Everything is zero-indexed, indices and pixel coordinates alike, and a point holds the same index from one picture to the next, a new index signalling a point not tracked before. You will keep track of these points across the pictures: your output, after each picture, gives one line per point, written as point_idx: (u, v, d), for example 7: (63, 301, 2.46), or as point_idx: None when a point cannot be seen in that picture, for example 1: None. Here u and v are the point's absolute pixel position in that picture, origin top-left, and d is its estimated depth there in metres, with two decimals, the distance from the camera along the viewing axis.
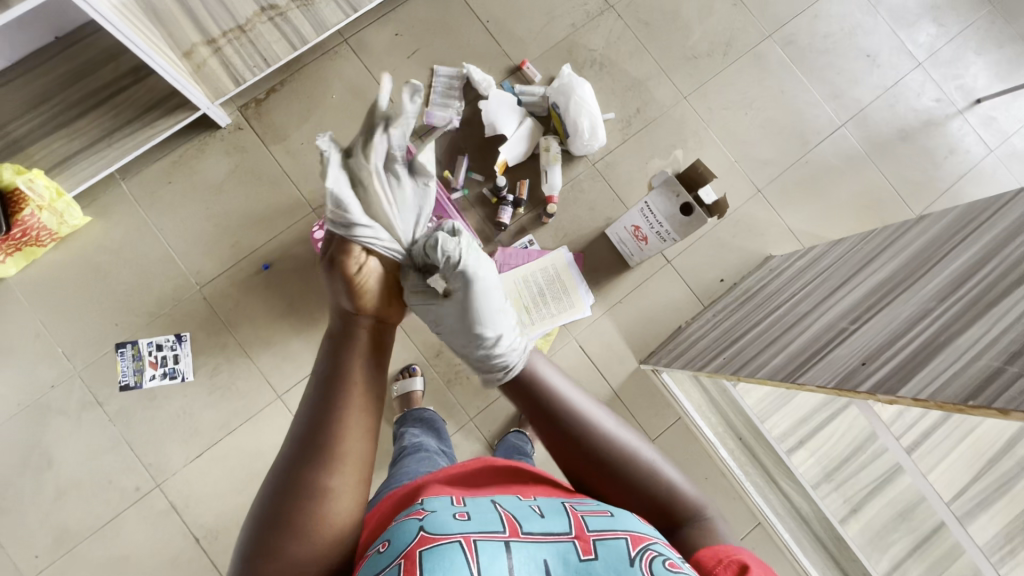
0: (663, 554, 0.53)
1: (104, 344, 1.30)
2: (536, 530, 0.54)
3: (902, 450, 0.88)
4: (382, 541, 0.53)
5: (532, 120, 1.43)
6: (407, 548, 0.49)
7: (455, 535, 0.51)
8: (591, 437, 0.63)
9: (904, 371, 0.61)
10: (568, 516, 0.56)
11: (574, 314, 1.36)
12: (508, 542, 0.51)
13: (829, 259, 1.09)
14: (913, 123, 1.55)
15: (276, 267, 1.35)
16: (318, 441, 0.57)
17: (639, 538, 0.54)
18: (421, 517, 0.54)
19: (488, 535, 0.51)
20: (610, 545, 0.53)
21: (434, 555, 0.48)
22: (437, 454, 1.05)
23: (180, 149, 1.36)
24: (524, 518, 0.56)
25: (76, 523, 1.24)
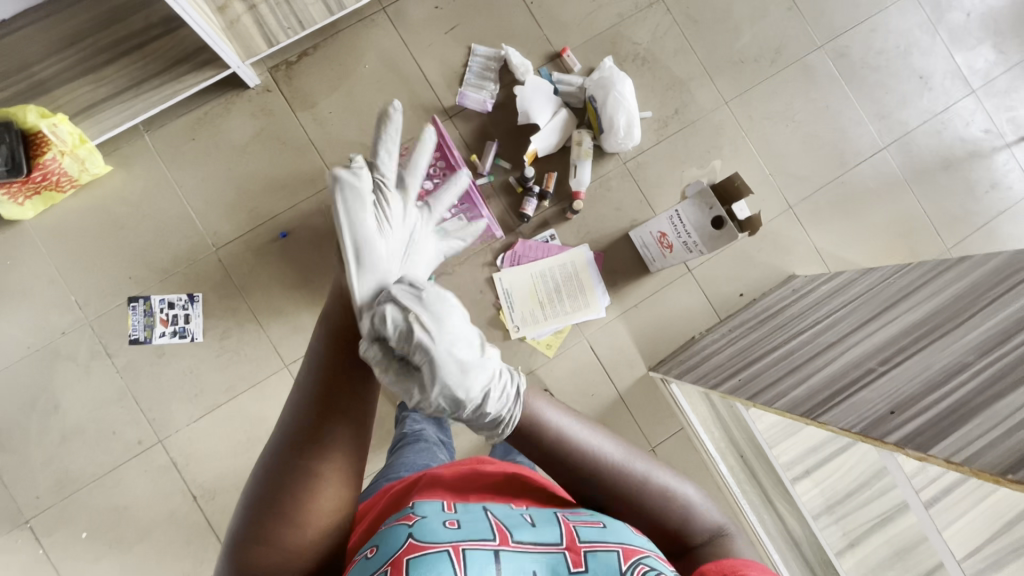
0: (654, 569, 0.52)
1: (117, 296, 1.30)
2: (527, 539, 0.52)
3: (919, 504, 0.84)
4: (370, 546, 0.52)
5: (566, 111, 1.38)
6: (394, 555, 0.49)
7: (444, 545, 0.50)
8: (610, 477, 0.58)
9: (943, 429, 0.59)
10: (560, 525, 0.55)
11: (588, 315, 1.38)
12: (497, 551, 0.50)
13: (859, 288, 1.06)
14: (957, 153, 1.50)
15: (293, 236, 1.33)
16: (308, 437, 0.55)
17: (631, 551, 0.53)
18: (410, 521, 0.53)
19: (478, 544, 0.51)
20: (601, 558, 0.51)
21: (420, 563, 0.48)
22: (437, 445, 1.05)
23: (206, 106, 1.33)
24: (515, 527, 0.54)
25: (78, 470, 1.26)
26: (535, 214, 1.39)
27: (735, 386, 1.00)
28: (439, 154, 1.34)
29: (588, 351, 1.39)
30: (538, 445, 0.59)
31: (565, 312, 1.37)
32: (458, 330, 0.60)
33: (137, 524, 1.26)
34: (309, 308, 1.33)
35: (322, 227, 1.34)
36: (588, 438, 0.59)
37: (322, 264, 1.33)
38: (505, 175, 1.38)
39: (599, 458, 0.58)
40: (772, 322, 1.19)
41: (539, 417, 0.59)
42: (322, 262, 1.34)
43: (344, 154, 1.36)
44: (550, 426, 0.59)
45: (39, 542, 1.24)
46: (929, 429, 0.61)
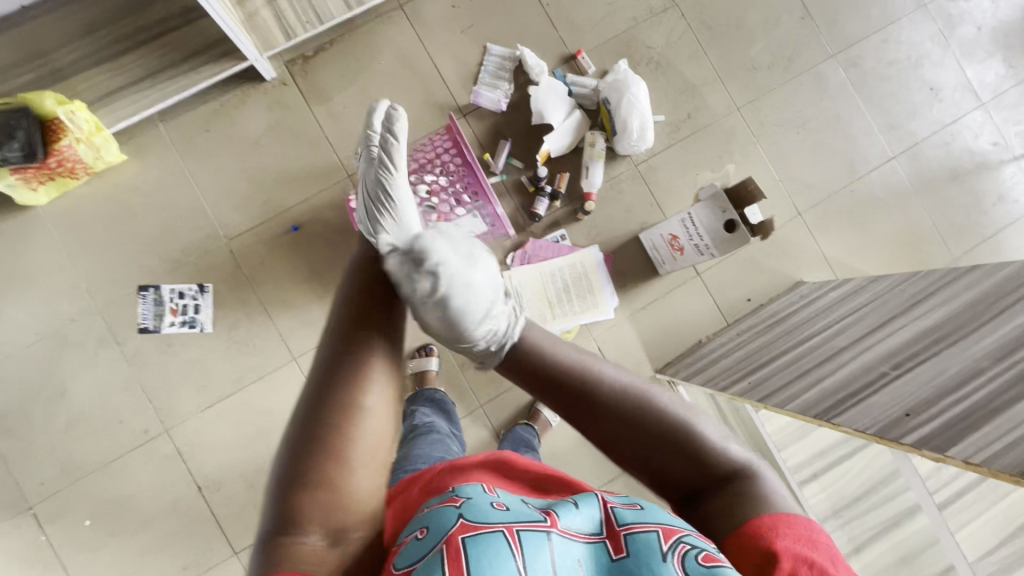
0: (697, 546, 0.51)
1: (128, 285, 1.30)
2: (573, 523, 0.53)
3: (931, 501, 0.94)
4: (420, 528, 0.52)
5: (580, 113, 1.39)
6: (450, 533, 0.49)
7: (498, 525, 0.50)
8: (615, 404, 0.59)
9: (957, 433, 0.60)
10: (601, 507, 0.55)
11: (596, 315, 1.37)
12: (550, 532, 0.50)
13: (868, 295, 1.07)
14: (965, 165, 1.51)
15: (305, 229, 1.34)
16: (329, 430, 0.54)
17: (671, 530, 0.53)
18: (458, 503, 0.53)
19: (531, 524, 0.51)
20: (643, 541, 0.51)
21: (476, 542, 0.48)
22: (449, 437, 1.06)
23: (222, 97, 1.34)
24: (562, 508, 0.54)
25: (82, 457, 1.26)
26: (546, 214, 1.39)
27: (744, 389, 1.00)
28: (453, 150, 1.31)
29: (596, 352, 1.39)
30: (542, 373, 0.61)
31: (574, 312, 1.36)
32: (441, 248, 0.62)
33: (140, 513, 1.25)
34: (320, 301, 1.33)
35: (334, 221, 1.35)
36: (590, 363, 0.61)
37: (334, 258, 1.34)
38: (518, 174, 1.39)
39: (599, 379, 0.60)
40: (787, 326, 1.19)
41: (540, 350, 0.63)
42: (333, 256, 1.34)
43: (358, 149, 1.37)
44: (546, 354, 0.62)
45: (42, 529, 1.23)
46: (943, 433, 0.61)
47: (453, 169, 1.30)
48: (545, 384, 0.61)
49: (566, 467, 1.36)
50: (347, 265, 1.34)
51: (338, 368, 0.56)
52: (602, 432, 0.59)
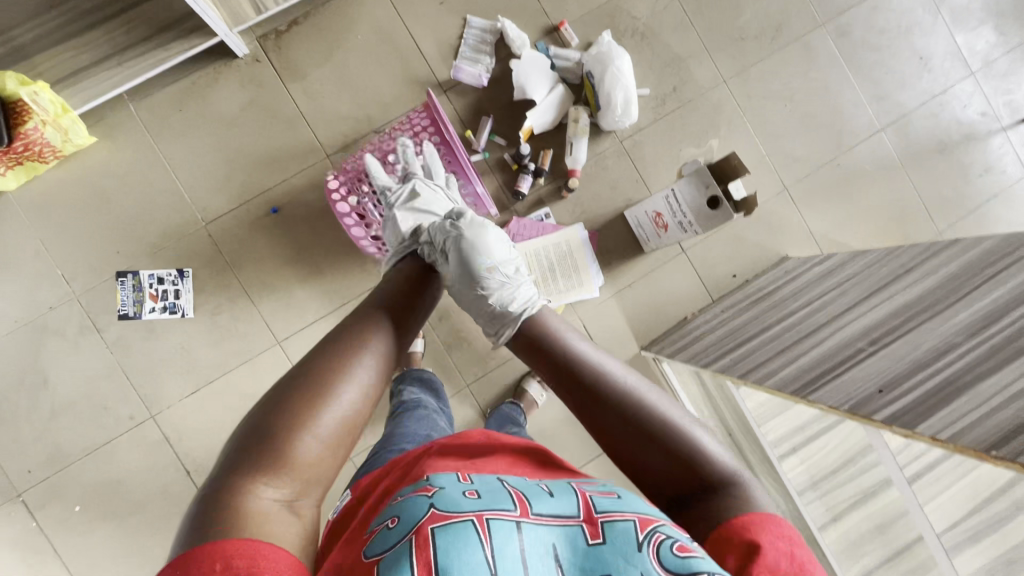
0: (672, 536, 0.52)
1: (105, 271, 1.27)
2: (546, 511, 0.53)
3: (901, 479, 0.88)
4: (391, 516, 0.53)
5: (563, 87, 1.36)
6: (419, 523, 0.50)
7: (468, 514, 0.50)
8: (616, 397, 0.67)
9: (926, 409, 0.61)
10: (576, 497, 0.56)
11: (581, 294, 1.37)
12: (519, 521, 0.51)
13: (851, 270, 1.07)
14: (953, 136, 1.50)
15: (284, 211, 1.31)
16: (303, 406, 0.64)
17: (647, 521, 0.53)
18: (430, 493, 0.54)
19: (501, 514, 0.51)
20: (618, 528, 0.52)
21: (445, 533, 0.48)
22: (435, 413, 1.07)
23: (194, 76, 1.30)
24: (535, 497, 0.55)
25: (69, 445, 1.26)
26: (530, 192, 1.38)
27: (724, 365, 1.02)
28: (431, 128, 1.29)
29: (581, 330, 1.39)
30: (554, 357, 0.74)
31: (559, 291, 1.35)
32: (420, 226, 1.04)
33: (130, 498, 1.26)
34: (302, 285, 1.31)
35: (314, 203, 1.32)
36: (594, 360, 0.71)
37: (315, 241, 1.32)
38: (500, 152, 1.36)
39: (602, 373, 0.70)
40: (768, 303, 1.18)
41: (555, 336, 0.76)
42: (315, 238, 1.32)
43: (337, 128, 1.34)
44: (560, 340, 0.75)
45: (32, 515, 1.24)
46: (916, 407, 0.62)
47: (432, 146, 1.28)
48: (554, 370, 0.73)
49: (553, 444, 1.38)
50: (329, 248, 1.32)
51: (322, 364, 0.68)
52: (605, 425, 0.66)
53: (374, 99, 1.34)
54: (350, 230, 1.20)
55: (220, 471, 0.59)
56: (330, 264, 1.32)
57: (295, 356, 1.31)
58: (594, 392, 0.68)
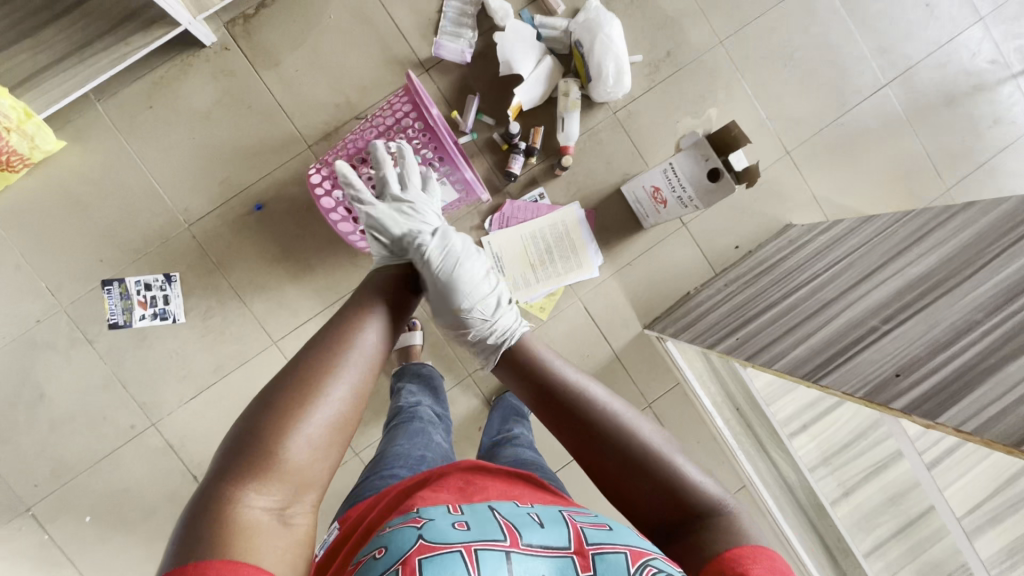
0: (663, 570, 0.54)
1: (90, 280, 1.24)
2: (536, 541, 0.54)
3: (921, 468, 0.86)
4: (377, 548, 0.54)
5: (552, 59, 1.29)
6: (406, 555, 0.51)
7: (456, 545, 0.52)
8: (608, 428, 0.68)
9: (949, 396, 0.58)
10: (567, 528, 0.57)
11: (580, 275, 1.35)
12: (508, 552, 0.52)
13: (858, 239, 1.03)
14: (960, 87, 1.43)
15: (269, 208, 1.27)
16: (297, 408, 0.61)
17: (639, 553, 0.55)
18: (418, 524, 0.55)
19: (489, 544, 0.52)
20: (608, 560, 0.53)
21: (434, 564, 0.49)
22: (433, 419, 1.06)
23: (161, 69, 1.23)
24: (524, 527, 0.56)
25: (73, 457, 1.25)
26: (522, 172, 1.32)
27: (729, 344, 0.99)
28: (415, 114, 1.15)
29: (583, 312, 1.36)
30: (539, 386, 0.74)
31: (558, 274, 1.33)
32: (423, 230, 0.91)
33: (139, 505, 1.26)
34: (294, 283, 1.28)
35: (299, 197, 1.27)
36: (585, 388, 0.72)
37: (303, 237, 1.28)
38: (489, 132, 1.31)
39: (592, 400, 0.71)
40: (771, 277, 1.14)
41: (546, 364, 0.76)
42: (303, 234, 1.28)
43: (317, 116, 1.27)
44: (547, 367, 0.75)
45: (43, 528, 1.24)
46: (937, 394, 0.60)
47: (418, 135, 1.16)
48: (546, 400, 0.73)
49: None
50: (318, 243, 1.28)
51: (312, 364, 0.65)
52: (597, 455, 0.68)
53: (352, 83, 1.27)
54: (339, 226, 1.15)
55: (210, 475, 0.58)
56: (321, 260, 1.28)
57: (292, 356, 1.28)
58: (584, 424, 0.69)
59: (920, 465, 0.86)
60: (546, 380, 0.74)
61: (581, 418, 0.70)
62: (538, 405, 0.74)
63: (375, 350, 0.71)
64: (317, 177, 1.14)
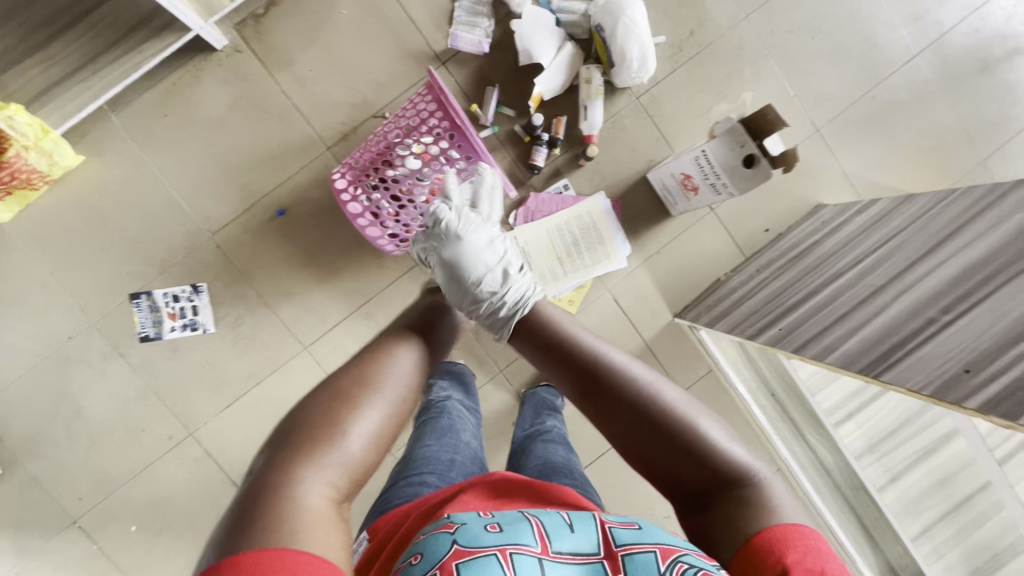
0: (695, 565, 0.54)
1: (118, 294, 1.23)
2: (567, 547, 0.55)
3: (992, 463, 0.98)
4: (414, 554, 0.54)
5: (572, 45, 1.25)
6: (442, 560, 0.51)
7: (491, 548, 0.52)
8: (622, 387, 0.70)
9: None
10: (596, 530, 0.58)
11: (608, 266, 1.32)
12: (541, 559, 0.53)
13: (898, 221, 1.01)
14: (996, 52, 1.38)
15: (291, 213, 1.25)
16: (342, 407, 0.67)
17: (669, 550, 0.55)
18: (451, 529, 0.55)
19: (522, 548, 0.53)
20: (640, 561, 0.54)
21: (469, 568, 0.50)
22: (465, 416, 1.05)
23: (174, 76, 1.21)
24: (555, 531, 0.57)
25: (114, 469, 1.26)
26: (546, 164, 1.29)
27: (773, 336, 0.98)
28: (439, 112, 1.11)
29: (612, 304, 1.35)
30: (553, 347, 0.78)
31: (586, 265, 1.30)
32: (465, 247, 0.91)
33: (182, 514, 1.28)
34: (321, 287, 1.27)
35: (321, 200, 1.25)
36: (598, 348, 0.75)
37: (327, 240, 1.26)
38: (510, 124, 1.27)
39: (604, 359, 0.74)
40: (806, 264, 1.12)
41: (573, 339, 0.77)
42: (327, 237, 1.26)
43: (334, 116, 1.25)
44: (557, 326, 0.80)
45: (91, 539, 1.26)
46: (1015, 393, 0.58)
47: (443, 135, 1.13)
48: (575, 379, 0.74)
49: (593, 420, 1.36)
50: (342, 246, 1.27)
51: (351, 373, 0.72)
52: (611, 413, 0.70)
53: (368, 80, 1.24)
54: (366, 231, 1.14)
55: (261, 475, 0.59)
56: (346, 264, 1.27)
57: (323, 361, 1.28)
58: (598, 383, 0.72)
59: (989, 461, 0.98)
60: (557, 338, 0.79)
61: (595, 377, 0.72)
62: (569, 385, 0.75)
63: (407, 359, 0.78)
64: (342, 183, 1.12)
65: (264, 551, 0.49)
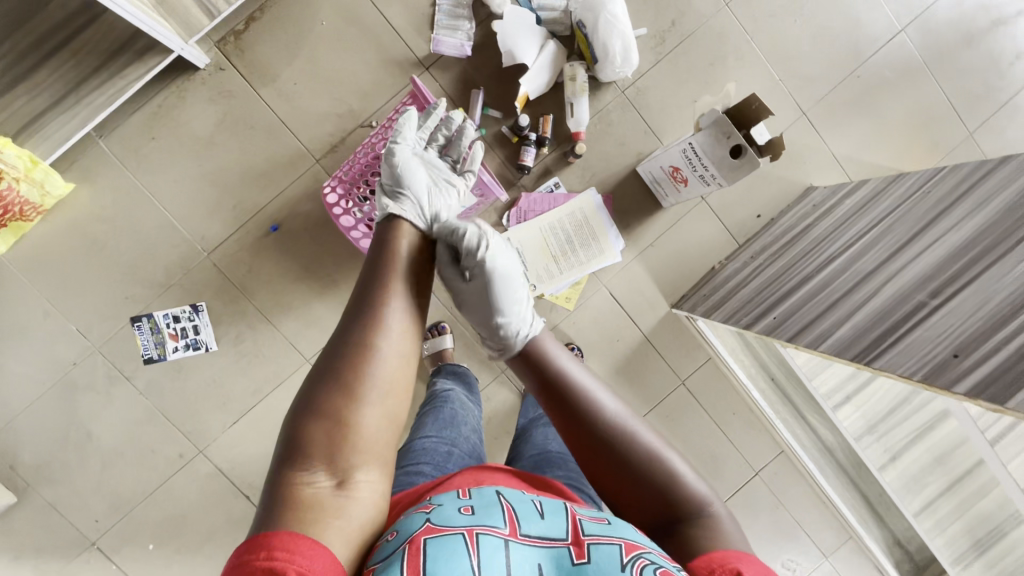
0: (655, 562, 0.55)
1: (119, 319, 1.24)
2: (534, 531, 0.57)
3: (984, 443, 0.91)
4: (391, 531, 0.59)
5: (554, 43, 1.24)
6: (413, 535, 0.55)
7: (459, 528, 0.55)
8: (607, 425, 0.69)
9: (1009, 385, 0.60)
10: (566, 520, 0.60)
11: (604, 262, 1.33)
12: (507, 540, 0.55)
13: (886, 203, 1.01)
14: (980, 24, 1.37)
15: (285, 227, 1.25)
16: (338, 390, 0.67)
17: (632, 546, 0.57)
18: (428, 510, 0.59)
19: (490, 530, 0.56)
20: (604, 550, 0.55)
21: (436, 543, 0.53)
22: (465, 408, 1.07)
23: (158, 98, 1.21)
24: (525, 516, 0.59)
25: (128, 491, 1.28)
26: (535, 163, 1.30)
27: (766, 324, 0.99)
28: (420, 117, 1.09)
29: (608, 298, 1.36)
30: (544, 374, 0.76)
31: (582, 262, 1.31)
32: (501, 257, 0.88)
33: (198, 529, 1.30)
34: (319, 299, 1.28)
35: (313, 213, 1.26)
36: (592, 390, 0.73)
37: (322, 252, 1.27)
38: (497, 125, 1.27)
39: (589, 393, 0.72)
40: (796, 251, 1.13)
41: (550, 357, 0.78)
42: (322, 249, 1.27)
43: (321, 128, 1.25)
44: (553, 360, 0.77)
45: (110, 560, 1.28)
46: (1000, 377, 0.61)
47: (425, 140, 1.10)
48: (549, 391, 0.74)
49: None
50: (338, 257, 1.27)
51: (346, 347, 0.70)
52: (589, 444, 0.69)
53: (352, 90, 1.24)
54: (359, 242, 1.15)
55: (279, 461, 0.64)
56: (343, 274, 1.28)
57: None
58: (580, 415, 0.71)
59: (983, 442, 0.92)
60: (546, 369, 0.76)
61: (578, 408, 0.71)
62: (539, 392, 0.75)
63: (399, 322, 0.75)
64: (331, 196, 1.13)
65: (273, 539, 0.53)
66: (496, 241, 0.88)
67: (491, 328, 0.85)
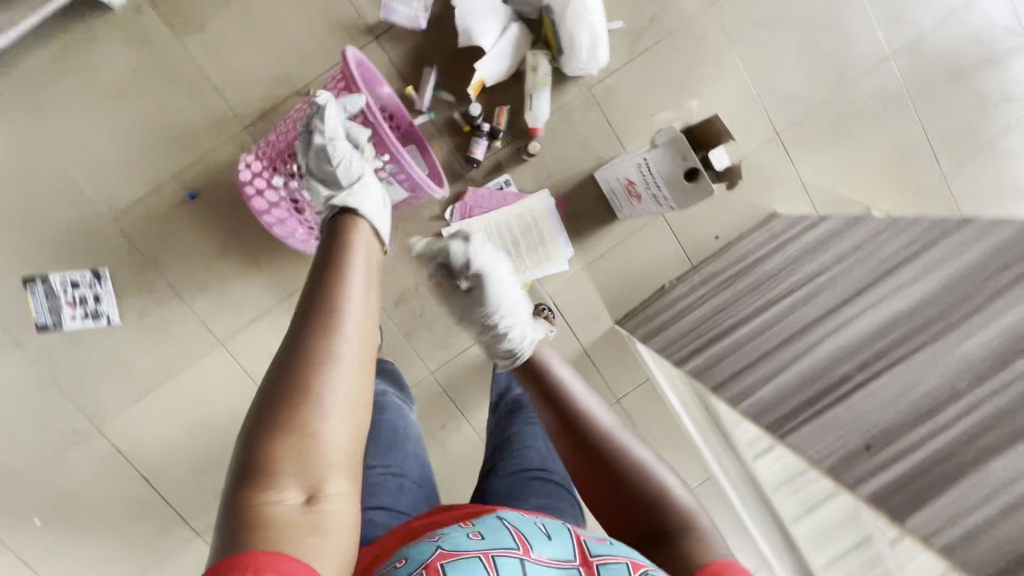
0: None
1: (10, 278, 1.13)
2: (545, 552, 0.57)
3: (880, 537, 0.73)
4: (399, 558, 0.57)
5: (519, 27, 1.13)
6: (427, 560, 0.54)
7: (474, 552, 0.54)
8: (599, 437, 0.72)
9: (919, 498, 0.57)
10: (571, 539, 0.60)
11: (549, 268, 1.25)
12: (523, 560, 0.55)
13: (838, 247, 0.95)
14: (971, 59, 1.30)
15: (204, 197, 1.14)
16: (297, 393, 0.61)
17: (638, 563, 0.57)
18: (437, 538, 0.58)
19: (505, 551, 0.55)
20: (612, 569, 0.56)
21: (452, 568, 0.52)
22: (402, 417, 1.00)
23: (65, 35, 1.07)
24: (533, 537, 0.59)
25: (14, 462, 1.19)
26: (486, 157, 1.20)
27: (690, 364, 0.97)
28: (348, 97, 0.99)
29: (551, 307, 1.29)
30: (542, 382, 0.80)
31: (524, 266, 1.23)
32: (492, 264, 0.79)
33: (91, 507, 1.22)
34: (238, 279, 1.18)
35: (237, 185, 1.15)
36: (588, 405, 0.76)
37: (245, 229, 1.17)
38: (449, 111, 1.17)
39: (582, 404, 0.76)
40: (742, 283, 1.07)
41: (547, 366, 0.82)
42: (245, 225, 1.17)
43: (252, 91, 1.12)
44: (545, 363, 0.82)
45: None
46: (904, 490, 0.58)
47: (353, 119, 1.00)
48: (544, 398, 0.78)
49: None
50: (262, 236, 1.17)
51: (303, 347, 0.64)
52: (585, 458, 0.72)
53: (291, 52, 1.12)
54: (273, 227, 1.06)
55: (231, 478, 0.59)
56: (267, 254, 1.18)
57: (241, 356, 1.21)
58: (574, 429, 0.74)
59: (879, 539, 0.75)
60: (543, 378, 0.80)
61: (570, 421, 0.74)
62: (539, 401, 0.79)
63: (359, 321, 0.69)
64: (245, 175, 1.03)
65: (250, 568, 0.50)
66: (490, 254, 0.79)
67: (487, 338, 0.83)
